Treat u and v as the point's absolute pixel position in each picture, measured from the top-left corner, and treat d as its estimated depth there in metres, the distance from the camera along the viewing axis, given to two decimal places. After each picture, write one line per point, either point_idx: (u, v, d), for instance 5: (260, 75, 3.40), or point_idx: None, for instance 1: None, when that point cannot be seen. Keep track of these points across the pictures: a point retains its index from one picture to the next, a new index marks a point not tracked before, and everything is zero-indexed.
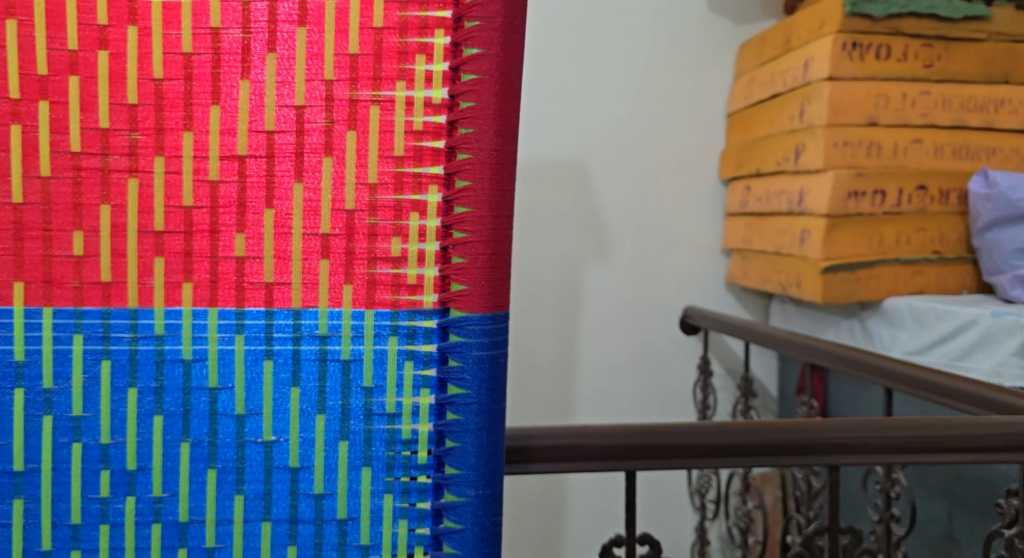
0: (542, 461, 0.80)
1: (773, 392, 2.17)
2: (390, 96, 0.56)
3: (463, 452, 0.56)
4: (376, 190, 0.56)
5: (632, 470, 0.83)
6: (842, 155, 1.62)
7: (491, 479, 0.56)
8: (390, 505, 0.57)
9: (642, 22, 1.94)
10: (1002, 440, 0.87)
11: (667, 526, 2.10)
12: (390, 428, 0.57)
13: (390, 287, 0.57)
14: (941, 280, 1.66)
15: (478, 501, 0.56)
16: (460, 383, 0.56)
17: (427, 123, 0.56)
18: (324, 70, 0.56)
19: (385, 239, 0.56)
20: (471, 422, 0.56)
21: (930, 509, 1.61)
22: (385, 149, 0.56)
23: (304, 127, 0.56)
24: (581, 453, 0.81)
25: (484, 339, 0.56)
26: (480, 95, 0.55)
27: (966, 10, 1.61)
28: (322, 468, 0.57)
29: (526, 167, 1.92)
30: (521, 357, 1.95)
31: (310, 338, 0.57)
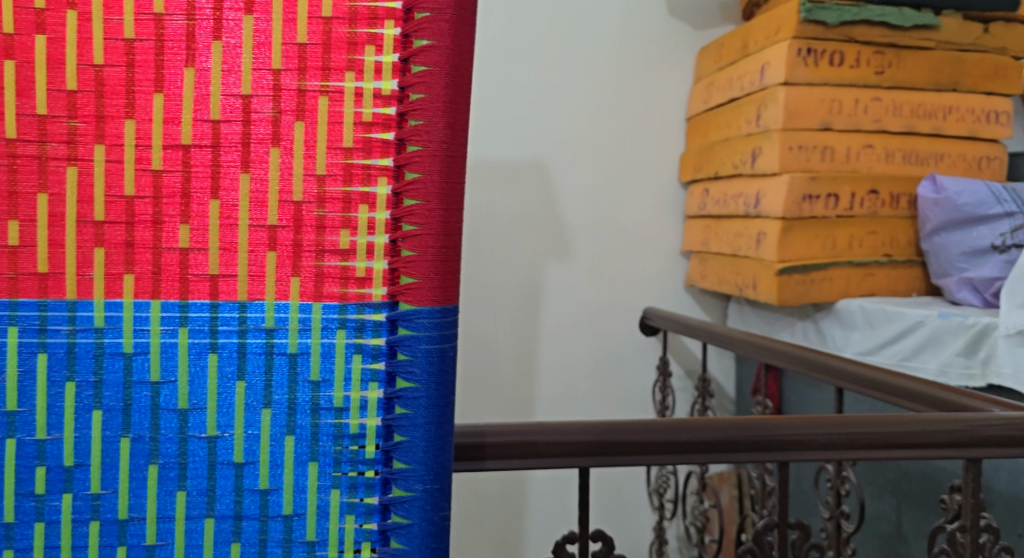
0: (496, 458, 0.80)
1: (730, 392, 2.19)
2: (339, 88, 0.56)
3: (411, 447, 0.56)
4: (325, 181, 0.56)
5: (586, 467, 0.83)
6: (797, 158, 1.63)
7: (439, 473, 0.56)
8: (337, 500, 0.57)
9: (601, 23, 1.95)
10: (948, 436, 0.89)
11: (624, 525, 2.11)
12: (337, 423, 0.57)
13: (338, 280, 0.56)
14: (891, 281, 1.69)
15: (426, 496, 0.56)
16: (408, 376, 0.56)
17: (377, 115, 0.56)
18: (271, 59, 0.55)
19: (333, 231, 0.56)
20: (419, 416, 0.56)
21: (880, 507, 1.64)
22: (333, 140, 0.56)
23: (251, 116, 0.55)
24: (536, 450, 0.81)
25: (433, 333, 0.56)
26: (430, 87, 0.55)
27: (916, 19, 1.64)
28: (267, 463, 0.56)
29: (484, 167, 1.91)
30: (478, 357, 1.95)
31: (256, 331, 0.56)
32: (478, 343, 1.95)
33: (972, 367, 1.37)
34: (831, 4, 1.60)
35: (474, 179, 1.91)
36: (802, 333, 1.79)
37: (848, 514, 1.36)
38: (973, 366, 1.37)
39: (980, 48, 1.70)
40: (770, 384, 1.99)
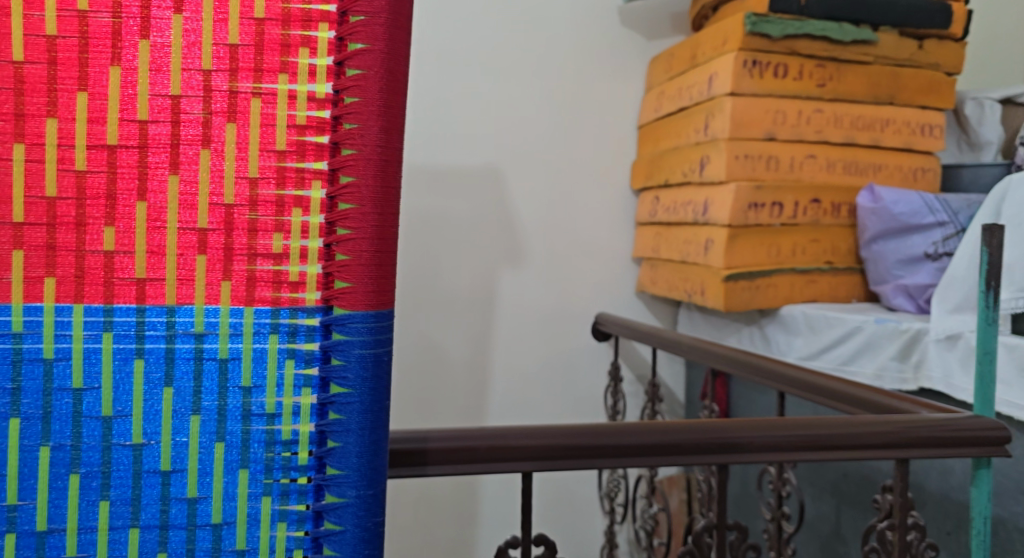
0: (438, 463, 0.80)
1: (680, 397, 2.21)
2: (272, 89, 0.55)
3: (344, 453, 0.56)
4: (257, 184, 0.55)
5: (530, 472, 0.83)
6: (743, 168, 1.66)
7: (373, 479, 0.56)
8: (269, 508, 0.56)
9: (551, 30, 1.96)
10: (883, 438, 0.91)
11: (575, 530, 2.12)
12: (269, 429, 0.56)
13: (271, 284, 0.56)
14: (833, 288, 1.73)
15: (358, 502, 0.56)
16: (342, 382, 0.56)
17: (310, 118, 0.56)
18: (201, 59, 0.55)
19: (265, 235, 0.56)
20: (353, 421, 0.56)
21: (821, 508, 1.67)
22: (266, 142, 0.55)
23: (180, 117, 0.55)
24: (479, 455, 0.81)
25: (367, 337, 0.56)
26: (364, 91, 0.55)
27: (855, 34, 1.68)
28: (196, 472, 0.56)
29: (434, 171, 1.90)
30: (429, 362, 1.94)
31: (185, 336, 0.55)
32: (429, 349, 1.93)
33: (906, 371, 1.41)
34: (776, 17, 1.63)
35: (424, 184, 1.90)
36: (748, 339, 1.81)
37: (789, 516, 1.39)
38: (907, 370, 1.41)
39: (915, 63, 1.75)
40: (718, 389, 2.01)
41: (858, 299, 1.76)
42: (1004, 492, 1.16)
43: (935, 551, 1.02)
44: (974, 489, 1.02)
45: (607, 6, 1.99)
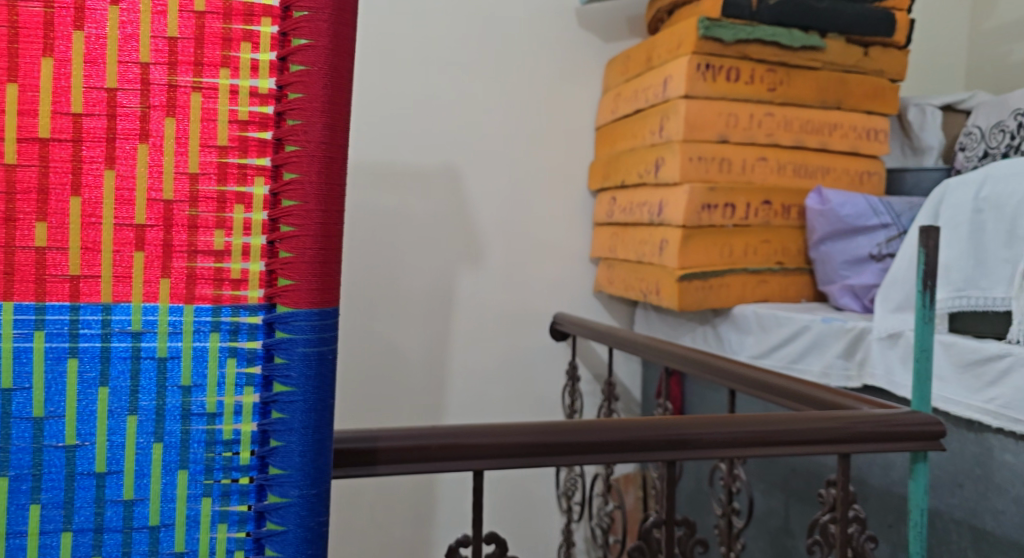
0: (388, 463, 0.82)
1: (636, 396, 2.25)
2: (213, 84, 0.58)
3: (287, 452, 0.59)
4: (199, 179, 0.58)
5: (482, 470, 0.85)
6: (697, 169, 1.68)
7: (317, 479, 0.59)
8: (209, 509, 0.60)
9: (508, 32, 1.98)
10: (828, 433, 0.94)
11: (533, 529, 2.13)
12: (210, 429, 0.59)
13: (212, 281, 0.59)
14: (782, 288, 1.77)
15: (301, 501, 0.59)
16: (285, 380, 0.59)
17: (253, 113, 0.59)
18: (139, 52, 0.57)
19: (206, 232, 0.59)
20: (296, 420, 0.59)
21: (770, 503, 1.71)
22: (207, 138, 0.58)
23: (116, 111, 0.57)
24: (430, 454, 0.83)
25: (311, 335, 0.59)
26: (307, 87, 0.58)
27: (804, 40, 1.73)
28: (132, 473, 0.58)
29: (394, 171, 1.91)
30: (387, 362, 1.94)
31: (121, 334, 0.58)
32: (386, 348, 1.94)
33: (850, 368, 1.46)
34: (727, 22, 1.66)
35: (382, 183, 1.90)
36: (703, 338, 1.85)
37: (739, 511, 1.42)
38: (851, 368, 1.46)
39: (861, 69, 1.80)
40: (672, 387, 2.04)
41: (807, 298, 1.80)
42: (940, 484, 1.20)
43: (873, 542, 1.05)
44: (911, 482, 1.06)
45: (563, 9, 2.01)
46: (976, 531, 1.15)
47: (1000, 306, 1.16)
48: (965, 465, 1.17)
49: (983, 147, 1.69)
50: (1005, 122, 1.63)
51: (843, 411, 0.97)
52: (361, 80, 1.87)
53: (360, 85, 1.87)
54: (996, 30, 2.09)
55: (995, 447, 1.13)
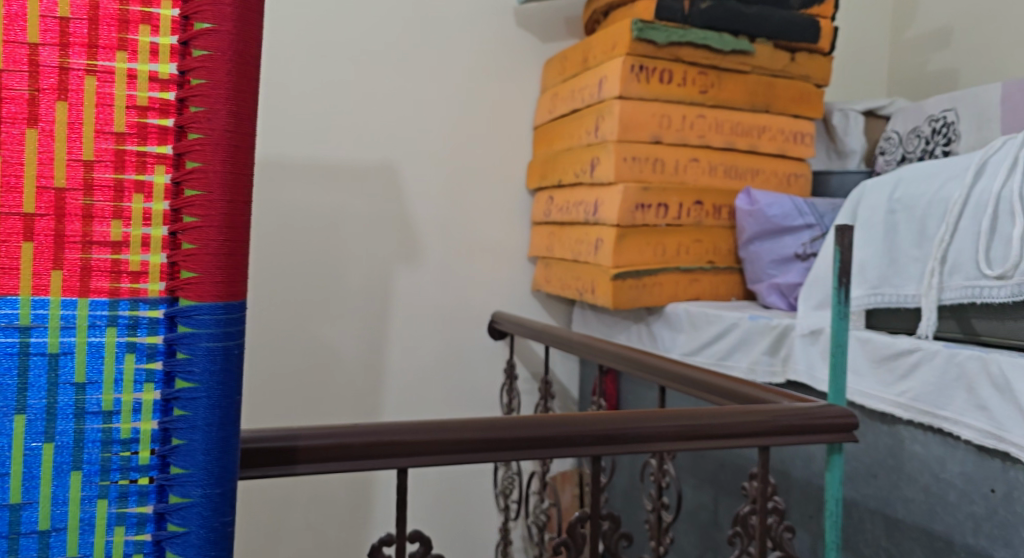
0: (307, 461, 0.82)
1: (574, 394, 2.27)
2: (109, 68, 0.65)
3: (189, 450, 0.65)
4: (94, 166, 0.64)
5: (406, 467, 0.86)
6: (631, 169, 1.71)
7: (220, 478, 0.66)
8: (105, 511, 0.65)
9: (446, 30, 1.98)
10: (749, 427, 0.97)
11: (472, 529, 2.13)
12: (107, 427, 0.65)
13: (109, 274, 0.65)
14: (714, 287, 1.81)
15: (203, 501, 0.65)
16: (187, 377, 0.65)
17: (153, 98, 0.65)
18: (29, 33, 0.63)
19: (102, 223, 0.65)
20: (198, 417, 0.65)
21: (700, 497, 1.75)
22: (103, 125, 0.65)
23: (4, 93, 0.63)
24: (352, 452, 0.83)
25: (214, 330, 0.65)
26: (211, 72, 0.64)
27: (734, 45, 1.77)
28: (19, 476, 0.64)
29: (331, 167, 1.89)
30: (324, 361, 1.92)
31: (9, 329, 0.63)
32: (323, 347, 1.92)
33: (775, 364, 1.50)
34: (661, 24, 1.69)
35: (318, 180, 1.88)
36: (638, 336, 1.88)
37: (668, 506, 1.44)
38: (776, 364, 1.50)
39: (788, 75, 1.85)
40: (607, 385, 2.07)
41: (737, 297, 1.84)
42: (857, 476, 1.25)
43: (791, 532, 1.09)
44: (828, 472, 1.09)
45: (500, 9, 2.02)
46: (889, 520, 1.20)
47: (911, 303, 1.20)
48: (879, 457, 1.22)
49: (901, 151, 1.76)
50: (921, 128, 1.71)
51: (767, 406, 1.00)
52: (297, 75, 1.86)
53: (296, 80, 1.86)
54: (915, 40, 2.17)
55: (906, 438, 1.17)
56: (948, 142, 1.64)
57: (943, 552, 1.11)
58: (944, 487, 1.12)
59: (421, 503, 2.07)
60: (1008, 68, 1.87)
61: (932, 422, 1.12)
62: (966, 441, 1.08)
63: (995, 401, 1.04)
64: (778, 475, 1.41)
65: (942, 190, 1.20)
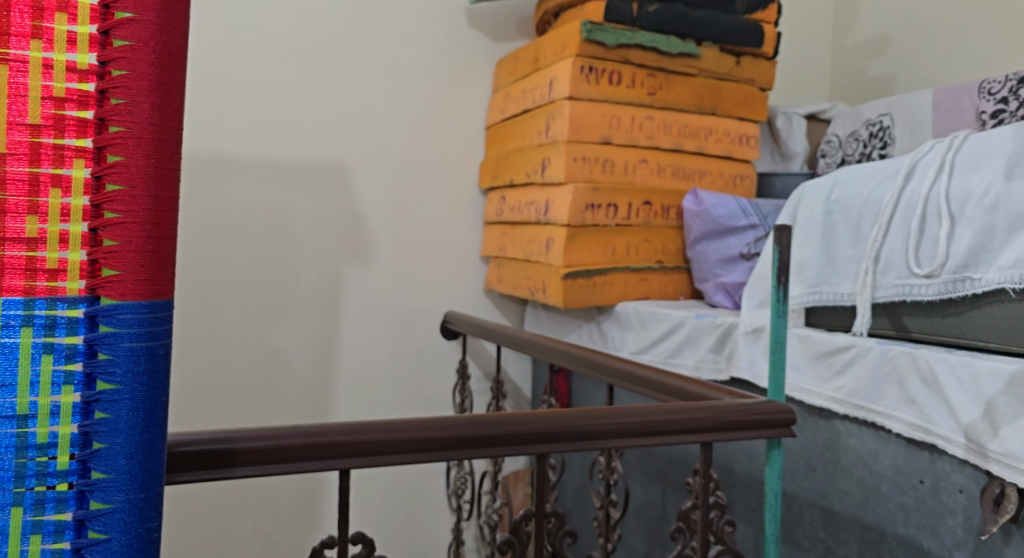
0: (244, 465, 0.83)
1: (526, 393, 2.29)
2: (22, 57, 0.65)
3: (110, 454, 0.66)
4: (6, 160, 0.65)
5: (348, 469, 0.87)
6: (581, 169, 1.73)
7: (144, 482, 0.67)
8: (21, 519, 0.66)
9: (396, 28, 1.98)
10: (691, 422, 0.99)
11: (426, 530, 2.12)
12: (22, 431, 0.66)
13: (24, 272, 0.66)
14: (662, 286, 1.84)
15: (126, 507, 0.67)
16: (108, 379, 0.67)
17: (71, 89, 0.66)
18: None
19: (17, 219, 0.65)
20: (120, 420, 0.67)
21: (649, 494, 1.77)
22: (17, 116, 0.65)
23: None
24: (292, 454, 0.85)
25: (137, 329, 0.67)
26: (131, 63, 0.66)
27: (681, 48, 1.79)
28: None
29: (281, 166, 1.88)
30: (274, 362, 1.91)
31: None
32: (272, 348, 1.90)
33: (719, 362, 1.54)
34: (609, 26, 1.71)
35: (267, 179, 1.87)
36: (589, 335, 1.90)
37: (616, 503, 1.45)
38: (721, 361, 1.54)
39: (733, 78, 1.89)
40: (558, 384, 2.09)
41: (685, 296, 1.87)
42: (796, 469, 1.28)
43: (731, 526, 1.11)
44: (767, 466, 1.11)
45: (450, 9, 2.03)
46: (826, 512, 1.23)
47: (847, 301, 1.24)
48: (816, 450, 1.25)
49: (840, 154, 1.80)
50: (860, 131, 1.75)
51: (711, 403, 1.02)
52: (245, 72, 1.84)
53: (244, 77, 1.84)
54: (854, 46, 2.23)
55: (842, 432, 1.21)
56: (884, 145, 1.69)
57: (876, 542, 1.16)
58: (877, 479, 1.16)
59: (373, 505, 2.06)
60: (944, 74, 1.93)
61: (867, 417, 1.16)
62: (897, 434, 1.13)
63: (923, 394, 1.08)
64: (721, 470, 1.44)
65: (876, 191, 1.23)
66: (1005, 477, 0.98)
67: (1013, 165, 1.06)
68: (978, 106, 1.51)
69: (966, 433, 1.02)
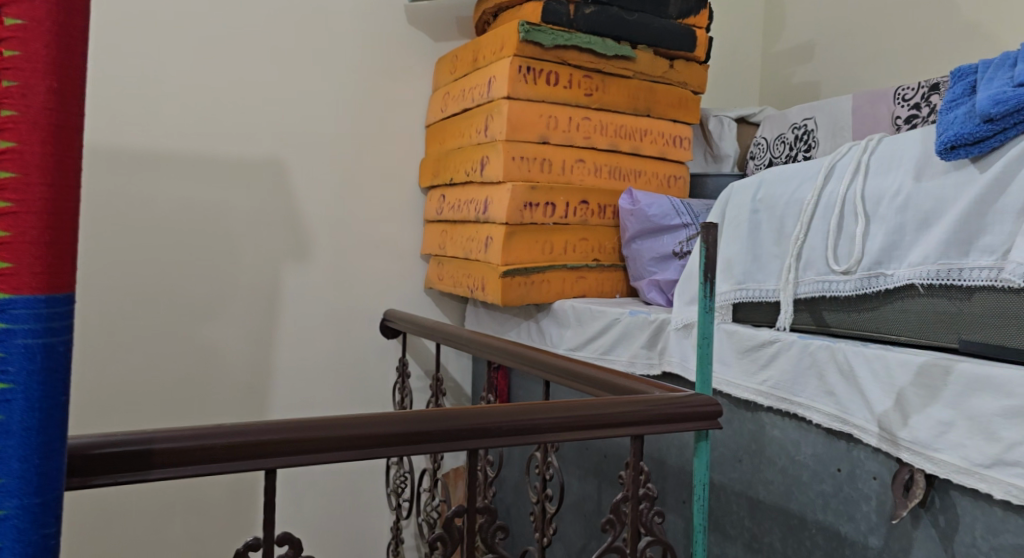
0: (162, 467, 0.84)
1: (466, 391, 2.30)
2: None
3: (4, 458, 0.67)
4: None
5: (272, 468, 0.88)
6: (519, 168, 1.75)
7: (40, 487, 0.68)
8: None
9: (334, 25, 1.98)
10: (622, 416, 1.02)
11: (365, 529, 2.12)
12: None
13: None
14: (599, 284, 1.87)
15: (21, 513, 0.68)
16: (2, 378, 0.67)
17: None
18: None
19: None
20: (15, 421, 0.68)
21: (585, 488, 1.80)
22: None
23: None
24: (214, 455, 0.86)
25: (33, 325, 0.68)
26: (24, 44, 0.67)
27: (617, 50, 1.83)
28: None
29: (216, 163, 1.87)
30: (209, 361, 1.88)
31: None
32: (207, 347, 1.88)
33: (652, 357, 1.58)
34: (546, 27, 1.74)
35: (202, 175, 1.85)
36: (527, 332, 1.92)
37: (552, 497, 1.46)
38: (653, 356, 1.58)
39: (667, 80, 1.93)
40: (497, 381, 2.11)
41: (621, 294, 1.91)
42: (724, 461, 1.32)
43: (661, 517, 1.13)
44: (695, 458, 1.15)
45: (388, 8, 2.03)
46: (752, 501, 1.28)
47: (771, 297, 1.29)
48: (743, 442, 1.29)
49: (768, 156, 1.86)
50: (786, 134, 1.81)
51: (644, 398, 1.04)
52: (178, 65, 1.81)
53: (177, 72, 1.81)
54: (782, 53, 2.30)
55: (766, 424, 1.26)
56: (808, 148, 1.75)
57: (797, 529, 1.21)
58: (799, 468, 1.21)
59: (308, 504, 2.05)
60: (866, 81, 2.01)
61: (789, 409, 1.21)
62: (816, 425, 1.18)
63: (840, 386, 1.14)
64: (653, 463, 1.48)
65: (798, 191, 1.28)
66: (915, 464, 1.05)
67: (922, 167, 1.13)
68: (892, 111, 1.60)
69: (880, 422, 1.08)
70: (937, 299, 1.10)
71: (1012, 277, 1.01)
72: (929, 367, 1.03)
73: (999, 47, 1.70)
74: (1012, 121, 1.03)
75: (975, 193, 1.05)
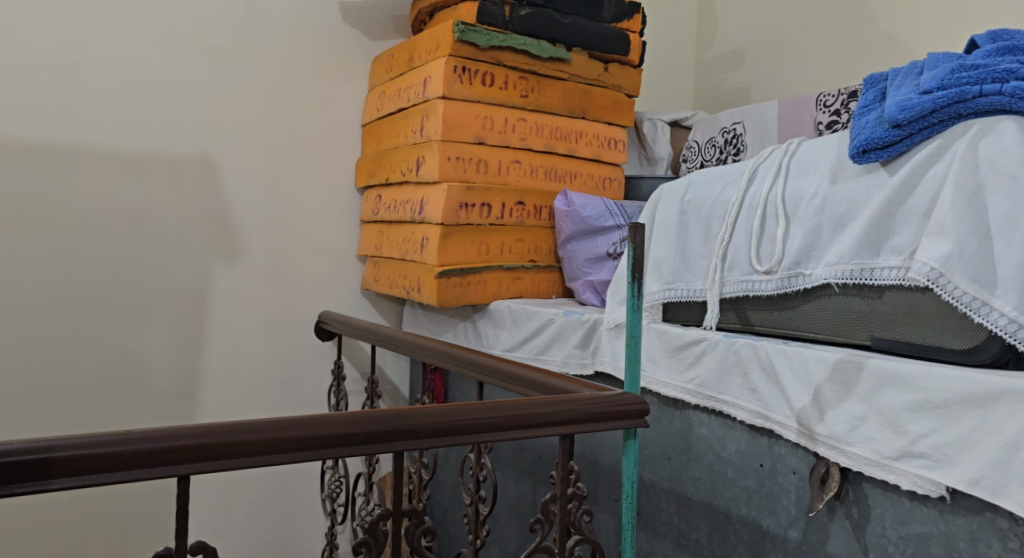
0: (63, 476, 0.84)
1: (404, 393, 2.29)
2: None
3: None
4: None
5: (185, 474, 0.88)
6: (455, 168, 1.75)
7: None
8: None
9: (266, 22, 1.95)
10: (551, 416, 1.03)
11: (299, 534, 2.09)
12: None
13: None
14: (535, 284, 1.88)
15: None
16: None
17: None
18: None
19: None
20: None
21: (520, 489, 1.81)
22: None
23: None
24: (120, 462, 0.85)
25: None
26: None
27: (551, 52, 1.84)
28: None
29: (144, 161, 1.83)
30: (135, 364, 1.84)
31: None
32: (133, 350, 1.84)
33: (584, 357, 1.60)
34: (481, 28, 1.74)
35: (128, 174, 1.81)
36: (463, 333, 1.92)
37: (485, 499, 1.46)
38: (586, 356, 1.59)
39: (601, 83, 1.95)
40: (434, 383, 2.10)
41: (557, 295, 1.92)
42: (653, 459, 1.34)
43: (589, 516, 1.14)
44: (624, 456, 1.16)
45: (321, 5, 2.01)
46: (680, 498, 1.30)
47: (699, 297, 1.31)
48: (672, 440, 1.31)
49: (700, 159, 1.89)
50: (716, 137, 1.84)
51: (573, 397, 1.05)
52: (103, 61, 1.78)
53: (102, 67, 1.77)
54: (714, 59, 2.34)
55: (693, 422, 1.28)
56: (737, 152, 1.79)
57: (722, 524, 1.23)
58: (724, 464, 1.23)
59: (239, 509, 2.01)
60: (792, 88, 2.06)
61: (715, 406, 1.24)
62: (740, 422, 1.21)
63: (763, 384, 1.17)
64: (586, 462, 1.49)
65: (724, 192, 1.30)
66: (831, 458, 1.09)
67: (838, 170, 1.16)
68: (815, 116, 1.65)
69: (799, 418, 1.12)
70: (854, 298, 1.13)
71: (917, 276, 1.05)
72: (844, 363, 1.08)
73: (916, 56, 1.76)
74: (918, 126, 1.07)
75: (886, 195, 1.10)
